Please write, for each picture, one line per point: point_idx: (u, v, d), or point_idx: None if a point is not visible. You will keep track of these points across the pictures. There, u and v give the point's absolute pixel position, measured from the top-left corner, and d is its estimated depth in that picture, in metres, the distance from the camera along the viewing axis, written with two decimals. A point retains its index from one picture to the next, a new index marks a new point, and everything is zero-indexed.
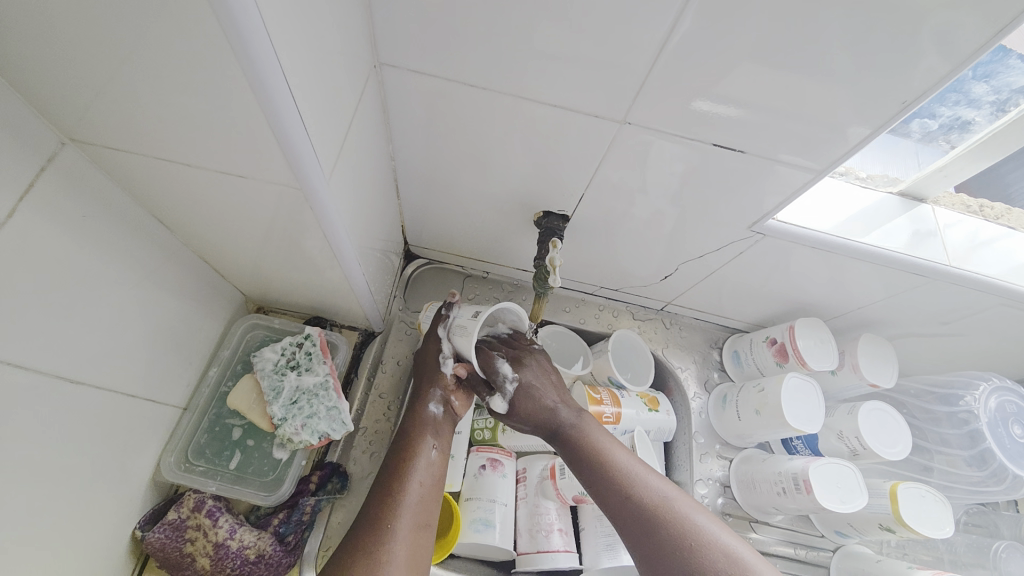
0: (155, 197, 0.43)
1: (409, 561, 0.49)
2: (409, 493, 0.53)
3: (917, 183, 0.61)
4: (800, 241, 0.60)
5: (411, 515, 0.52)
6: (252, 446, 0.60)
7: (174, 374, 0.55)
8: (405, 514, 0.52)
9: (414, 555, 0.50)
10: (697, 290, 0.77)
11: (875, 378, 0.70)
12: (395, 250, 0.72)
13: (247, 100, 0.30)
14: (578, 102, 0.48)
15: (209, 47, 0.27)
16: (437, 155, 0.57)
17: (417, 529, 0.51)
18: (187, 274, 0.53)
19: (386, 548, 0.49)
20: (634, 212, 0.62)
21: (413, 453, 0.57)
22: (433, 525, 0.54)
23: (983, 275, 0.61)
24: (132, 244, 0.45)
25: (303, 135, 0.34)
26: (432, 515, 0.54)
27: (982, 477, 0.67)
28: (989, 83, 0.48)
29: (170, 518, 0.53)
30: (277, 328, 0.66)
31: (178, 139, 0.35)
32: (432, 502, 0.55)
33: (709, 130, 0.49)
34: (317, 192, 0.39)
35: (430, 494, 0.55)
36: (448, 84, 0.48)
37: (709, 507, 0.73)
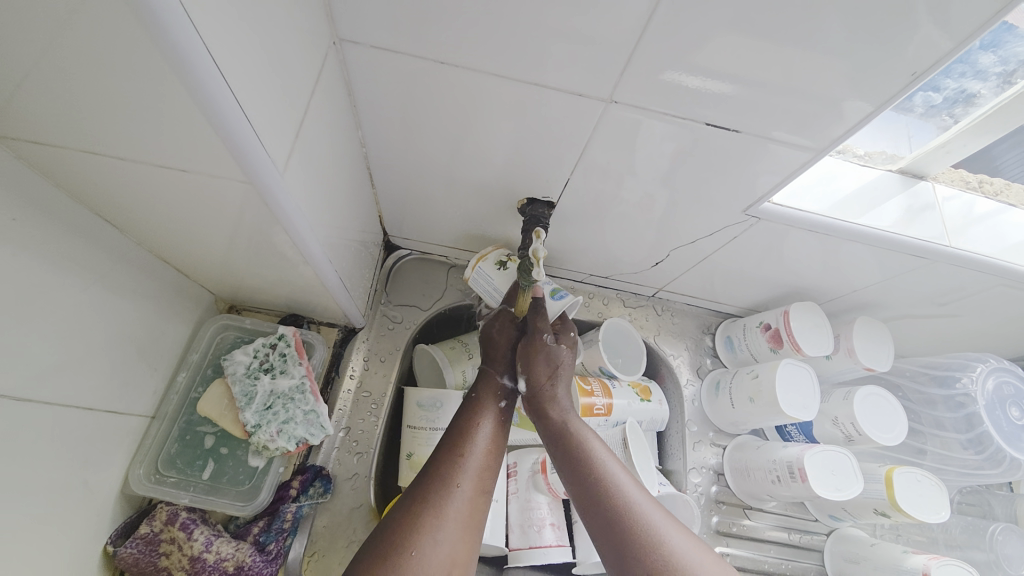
0: (95, 195, 0.39)
1: (466, 519, 0.47)
2: (474, 451, 0.53)
3: (917, 160, 0.59)
4: (796, 224, 0.58)
5: (473, 473, 0.51)
6: (225, 454, 0.57)
7: (138, 381, 0.52)
8: (468, 470, 0.51)
9: (472, 512, 0.48)
10: (689, 276, 0.75)
11: (870, 363, 0.68)
12: (372, 242, 0.68)
13: (172, 87, 0.27)
14: (558, 80, 0.44)
15: (116, 24, 0.24)
16: (410, 140, 0.54)
17: (478, 486, 0.51)
18: (144, 275, 0.50)
19: (449, 499, 0.48)
20: (622, 197, 0.59)
21: (477, 417, 0.56)
22: (491, 488, 0.52)
23: (981, 256, 0.59)
24: (76, 245, 0.41)
25: (249, 130, 0.31)
26: (492, 476, 0.53)
27: (979, 460, 0.67)
28: (997, 53, 0.45)
29: (142, 532, 0.50)
30: (249, 328, 0.63)
31: (105, 131, 0.31)
32: (492, 465, 0.54)
33: (701, 108, 0.45)
34: (272, 188, 0.36)
35: (492, 458, 0.54)
36: (416, 62, 0.44)
37: (703, 495, 0.73)
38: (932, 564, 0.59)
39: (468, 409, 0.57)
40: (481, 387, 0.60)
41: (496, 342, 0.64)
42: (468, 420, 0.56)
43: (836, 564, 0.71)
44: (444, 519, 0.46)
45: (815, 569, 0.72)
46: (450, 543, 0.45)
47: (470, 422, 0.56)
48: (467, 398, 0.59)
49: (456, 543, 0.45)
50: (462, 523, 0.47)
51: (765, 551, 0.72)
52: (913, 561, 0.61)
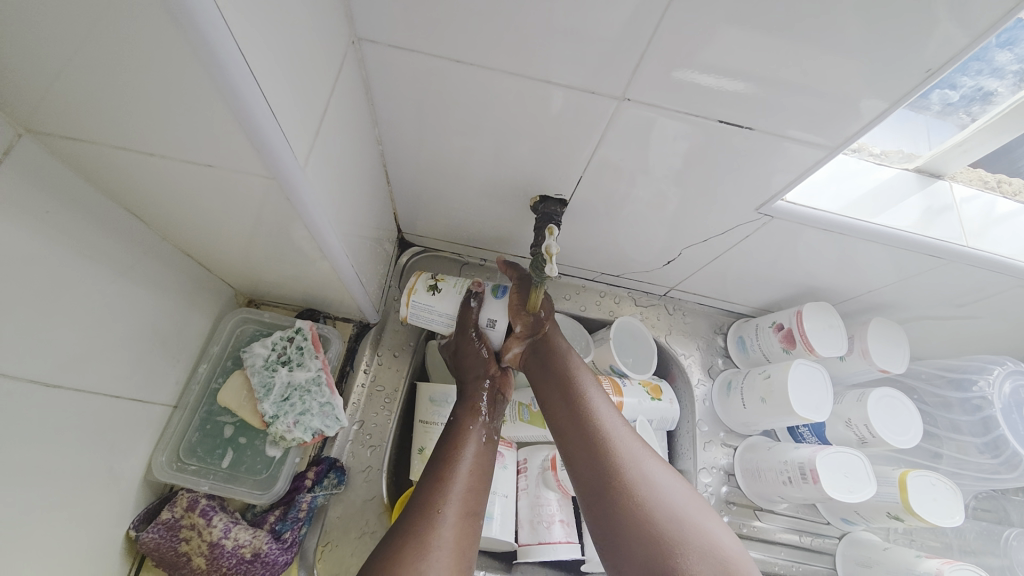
0: (126, 190, 0.41)
1: (455, 546, 0.48)
2: (458, 479, 0.53)
3: (934, 159, 0.58)
4: (809, 223, 0.58)
5: (459, 502, 0.52)
6: (244, 444, 0.58)
7: (162, 371, 0.54)
8: (453, 499, 0.51)
9: (461, 542, 0.49)
10: (701, 275, 0.75)
11: (885, 364, 0.68)
12: (387, 239, 0.69)
13: (202, 84, 0.28)
14: (572, 79, 0.45)
15: (151, 25, 0.25)
16: (425, 138, 0.55)
17: (464, 516, 0.51)
18: (168, 268, 0.51)
19: (434, 532, 0.48)
20: (635, 196, 0.59)
21: (462, 441, 0.57)
22: (479, 512, 0.53)
23: (1000, 256, 0.58)
24: (105, 238, 0.43)
25: (273, 123, 0.32)
26: (478, 503, 0.53)
27: (995, 464, 0.65)
28: (1013, 51, 0.45)
29: (164, 517, 0.52)
30: (267, 322, 0.64)
31: (137, 127, 0.32)
32: (477, 492, 0.54)
33: (714, 106, 0.46)
34: (293, 183, 0.37)
35: (477, 483, 0.54)
36: (432, 61, 0.45)
37: (713, 495, 0.72)
38: (945, 569, 0.59)
39: (451, 436, 0.57)
40: (464, 413, 0.60)
41: (469, 368, 0.64)
42: (449, 448, 0.56)
43: (848, 567, 0.70)
44: (430, 551, 0.47)
45: (826, 573, 0.71)
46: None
47: (453, 450, 0.56)
48: (448, 425, 0.60)
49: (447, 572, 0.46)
50: (452, 554, 0.47)
51: (775, 552, 0.71)
52: (925, 565, 0.61)
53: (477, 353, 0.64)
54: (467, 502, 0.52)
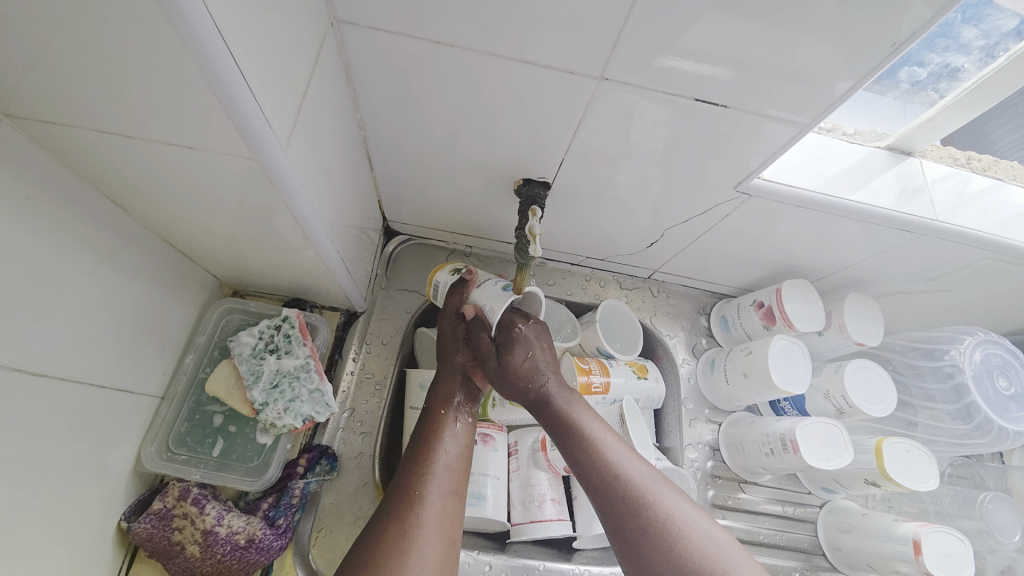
0: (104, 176, 0.40)
1: (440, 526, 0.50)
2: (438, 462, 0.54)
3: (903, 137, 0.60)
4: (786, 201, 0.59)
5: (440, 482, 0.53)
6: (235, 432, 0.59)
7: (148, 362, 0.54)
8: (434, 481, 0.53)
9: (445, 520, 0.50)
10: (684, 257, 0.76)
11: (860, 338, 0.70)
12: (372, 226, 0.69)
13: (180, 60, 0.28)
14: (552, 60, 0.45)
15: (128, 1, 0.25)
16: (408, 123, 0.55)
17: (446, 496, 0.52)
18: (151, 258, 0.51)
19: (417, 511, 0.50)
20: (617, 179, 0.60)
21: (440, 424, 0.58)
22: (463, 490, 0.55)
23: (970, 230, 0.60)
24: (85, 226, 0.42)
25: (253, 104, 0.32)
26: (461, 484, 0.55)
27: (967, 429, 0.69)
28: (978, 27, 0.47)
29: (155, 508, 0.52)
30: (253, 311, 0.64)
31: (114, 108, 0.32)
32: (459, 473, 0.55)
33: (692, 86, 0.46)
34: (276, 165, 0.37)
35: (458, 466, 0.56)
36: (412, 44, 0.45)
37: (699, 470, 0.75)
38: (922, 531, 0.61)
39: (428, 423, 0.58)
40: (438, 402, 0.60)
41: (446, 355, 0.63)
42: (429, 435, 0.57)
43: (829, 535, 0.73)
44: (415, 532, 0.48)
45: (809, 540, 0.74)
46: (425, 558, 0.47)
47: (432, 434, 0.57)
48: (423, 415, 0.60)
49: (433, 551, 0.48)
50: (438, 532, 0.49)
51: (760, 523, 0.74)
52: (903, 528, 0.63)
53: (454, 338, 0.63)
54: (449, 483, 0.54)
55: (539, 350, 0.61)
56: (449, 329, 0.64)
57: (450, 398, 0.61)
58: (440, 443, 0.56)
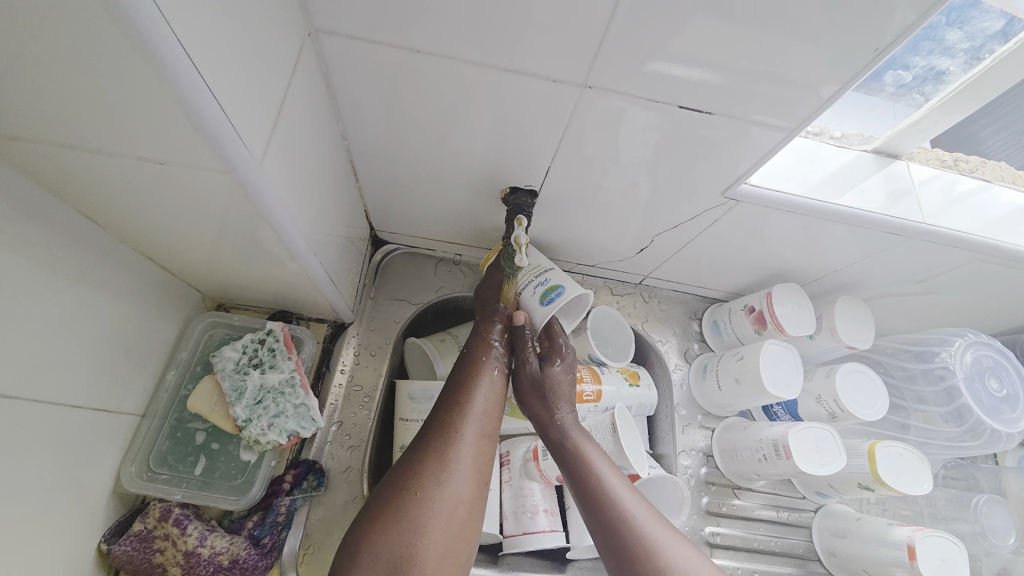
0: (76, 193, 0.39)
1: (458, 503, 0.49)
2: (475, 407, 0.55)
3: (890, 140, 0.60)
4: (774, 205, 0.59)
5: (476, 424, 0.54)
6: (217, 449, 0.57)
7: (128, 380, 0.53)
8: (460, 459, 0.51)
9: (475, 460, 0.52)
10: (674, 262, 0.76)
11: (851, 341, 0.70)
12: (358, 236, 0.68)
13: (141, 75, 0.27)
14: (535, 67, 0.45)
15: (81, 16, 0.24)
16: (392, 132, 0.54)
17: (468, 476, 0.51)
18: (130, 273, 0.50)
19: (452, 449, 0.51)
20: (605, 185, 0.60)
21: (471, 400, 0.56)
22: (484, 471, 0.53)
23: (957, 233, 0.60)
24: (59, 243, 0.41)
25: (224, 119, 0.31)
26: (484, 464, 0.53)
27: (960, 432, 0.68)
28: (963, 30, 0.47)
29: (136, 529, 0.51)
30: (237, 325, 0.63)
31: (81, 125, 0.31)
32: (483, 454, 0.53)
33: (677, 92, 0.46)
34: (251, 178, 0.36)
35: (493, 411, 0.56)
36: (392, 52, 0.44)
37: (693, 476, 0.74)
38: (916, 536, 0.61)
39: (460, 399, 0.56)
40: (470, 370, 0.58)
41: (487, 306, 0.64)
42: (467, 379, 0.57)
43: (825, 540, 0.72)
44: (446, 470, 0.50)
45: (804, 546, 0.74)
46: (439, 537, 0.46)
47: (470, 377, 0.58)
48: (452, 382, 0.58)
49: (445, 531, 0.47)
50: (467, 471, 0.51)
51: (755, 529, 0.73)
52: (897, 533, 0.63)
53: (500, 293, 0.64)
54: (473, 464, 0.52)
55: (566, 403, 0.61)
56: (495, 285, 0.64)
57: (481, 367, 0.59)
58: (477, 386, 0.57)
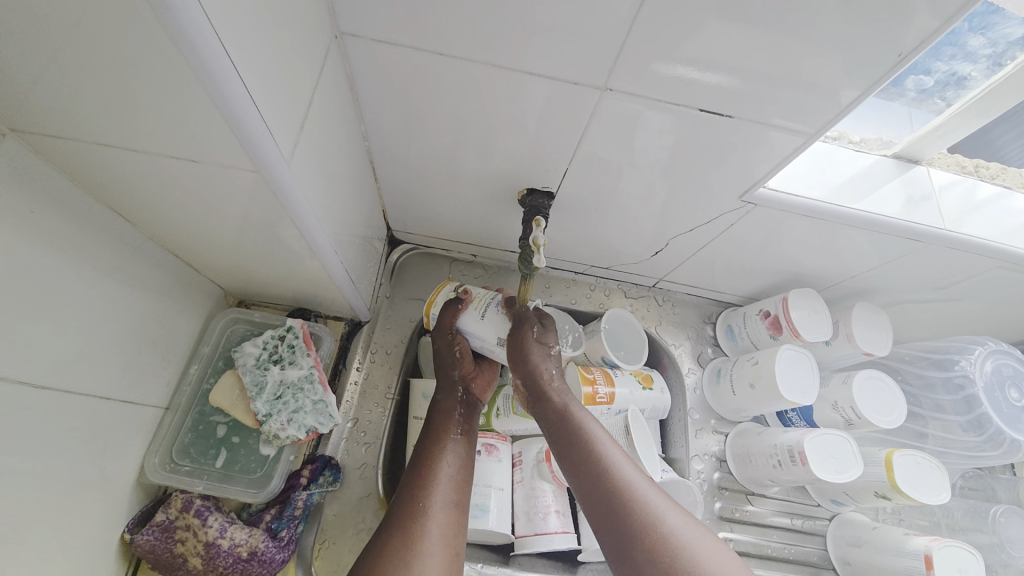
0: (111, 188, 0.41)
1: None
2: (441, 473, 0.55)
3: (911, 145, 0.59)
4: (791, 210, 0.59)
5: (445, 492, 0.53)
6: (237, 443, 0.58)
7: (152, 373, 0.54)
8: (432, 536, 0.49)
9: (449, 532, 0.51)
10: (689, 266, 0.76)
11: (869, 347, 0.69)
12: (376, 236, 0.69)
13: (182, 75, 0.28)
14: (555, 70, 0.45)
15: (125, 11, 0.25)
16: (414, 134, 0.55)
17: (445, 552, 0.49)
18: (156, 268, 0.51)
19: (422, 524, 0.50)
20: (621, 188, 0.60)
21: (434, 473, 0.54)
22: (460, 550, 0.51)
23: (979, 239, 0.59)
24: (91, 239, 0.43)
25: (258, 119, 0.33)
26: (459, 541, 0.51)
27: (980, 442, 0.68)
28: (986, 36, 0.46)
29: (158, 519, 0.52)
30: (258, 321, 0.64)
31: (120, 121, 0.32)
32: (455, 526, 0.52)
33: (696, 95, 0.46)
34: (280, 178, 0.38)
35: (461, 477, 0.56)
36: (415, 55, 0.45)
37: (706, 481, 0.74)
38: (933, 546, 0.60)
39: (419, 475, 0.54)
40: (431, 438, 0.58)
41: (443, 370, 0.64)
42: (432, 449, 0.57)
43: (840, 549, 0.71)
44: (417, 544, 0.48)
45: (819, 554, 0.73)
46: None
47: (435, 449, 0.57)
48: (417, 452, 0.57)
49: None
50: (442, 544, 0.49)
51: (768, 536, 0.72)
52: (915, 543, 0.62)
53: (450, 353, 0.63)
54: (444, 544, 0.49)
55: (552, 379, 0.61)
56: (444, 346, 0.64)
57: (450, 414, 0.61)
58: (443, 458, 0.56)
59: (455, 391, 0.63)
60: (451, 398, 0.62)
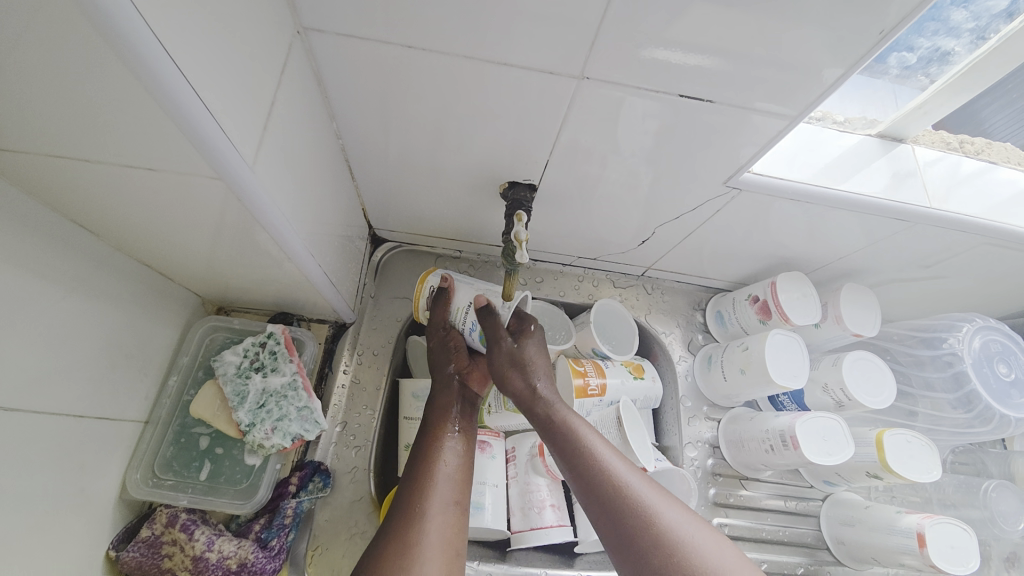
0: (64, 199, 0.38)
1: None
2: (439, 473, 0.54)
3: (895, 124, 0.59)
4: (777, 194, 0.58)
5: (443, 491, 0.53)
6: (222, 454, 0.57)
7: (130, 387, 0.52)
8: (432, 536, 0.49)
9: (448, 533, 0.50)
10: (676, 253, 0.75)
11: (858, 328, 0.69)
12: (356, 235, 0.68)
13: (124, 81, 0.26)
14: (531, 60, 0.44)
15: (50, 11, 0.23)
16: (389, 130, 0.53)
17: (447, 552, 0.49)
18: (126, 279, 0.49)
19: (420, 526, 0.49)
20: (605, 177, 0.59)
21: (431, 471, 0.54)
22: (461, 549, 0.51)
23: (965, 217, 0.59)
24: (53, 253, 0.41)
25: (214, 125, 0.31)
26: (460, 540, 0.51)
27: (968, 418, 0.68)
28: (968, 9, 0.46)
29: (144, 535, 0.51)
30: (237, 328, 0.63)
31: (63, 129, 0.30)
32: (455, 525, 0.51)
33: (677, 80, 0.45)
34: (245, 185, 0.36)
35: (459, 476, 0.55)
36: (383, 48, 0.43)
37: (700, 468, 0.74)
38: (925, 523, 0.60)
39: (416, 475, 0.54)
40: (427, 438, 0.57)
41: (438, 368, 0.63)
42: (429, 448, 0.56)
43: (834, 529, 0.72)
44: (417, 545, 0.48)
45: (813, 535, 0.74)
46: None
47: (432, 445, 0.56)
48: (414, 452, 0.56)
49: None
50: (441, 544, 0.49)
51: (763, 519, 0.73)
52: (907, 521, 0.63)
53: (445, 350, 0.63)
54: (444, 543, 0.49)
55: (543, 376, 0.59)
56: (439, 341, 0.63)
57: (447, 410, 0.60)
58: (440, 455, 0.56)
59: (451, 388, 0.61)
60: (447, 394, 0.61)
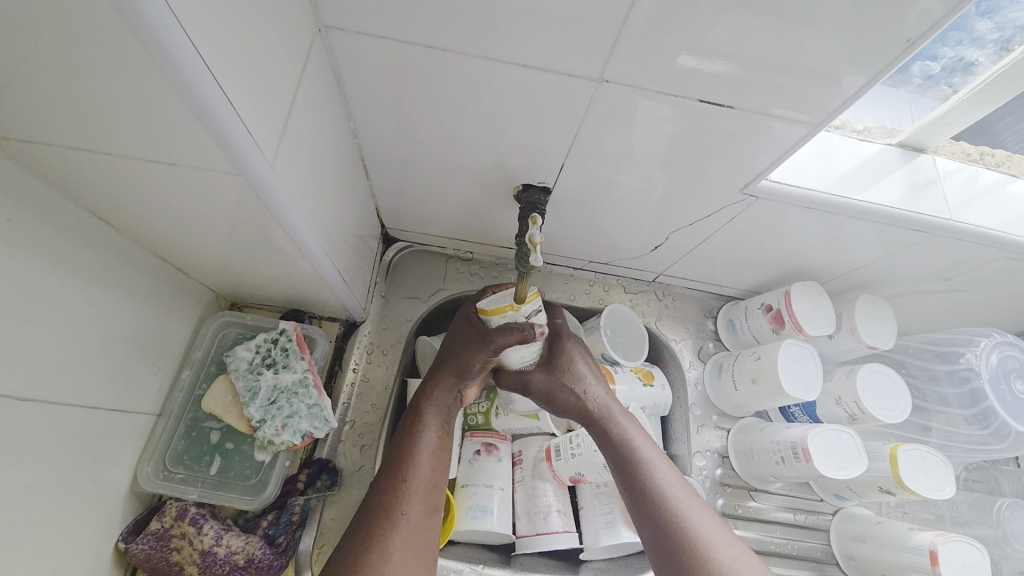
0: (88, 193, 0.39)
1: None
2: (418, 473, 0.54)
3: (916, 134, 0.58)
4: (794, 202, 0.57)
5: (419, 499, 0.52)
6: (232, 449, 0.58)
7: (143, 380, 0.53)
8: (400, 536, 0.49)
9: (419, 536, 0.50)
10: (688, 260, 0.74)
11: (872, 340, 0.68)
12: (370, 234, 0.68)
13: (153, 78, 0.26)
14: (550, 62, 0.44)
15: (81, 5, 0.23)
16: (404, 131, 0.53)
17: (415, 552, 0.49)
18: (143, 272, 0.50)
19: (392, 527, 0.49)
20: (620, 182, 0.58)
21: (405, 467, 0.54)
22: (432, 548, 0.51)
23: (986, 229, 0.58)
24: (73, 245, 0.41)
25: (238, 123, 0.32)
26: (431, 540, 0.51)
27: (985, 436, 0.67)
28: (994, 20, 0.45)
29: (153, 528, 0.51)
30: (250, 324, 0.63)
31: (89, 123, 0.31)
32: (428, 524, 0.51)
33: (697, 85, 0.45)
34: (264, 181, 0.36)
35: (436, 475, 0.55)
36: (403, 48, 0.43)
37: (708, 478, 0.73)
38: (938, 541, 0.60)
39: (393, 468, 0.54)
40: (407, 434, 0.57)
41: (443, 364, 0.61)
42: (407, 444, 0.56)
43: (843, 544, 0.71)
44: (386, 545, 0.48)
45: (822, 549, 0.72)
46: None
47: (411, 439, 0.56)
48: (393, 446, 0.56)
49: None
50: (412, 549, 0.49)
51: (772, 531, 0.72)
52: (919, 538, 0.61)
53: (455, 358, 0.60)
54: (413, 543, 0.49)
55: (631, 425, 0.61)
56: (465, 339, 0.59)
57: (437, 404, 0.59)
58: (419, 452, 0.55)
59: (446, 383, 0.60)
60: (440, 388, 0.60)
